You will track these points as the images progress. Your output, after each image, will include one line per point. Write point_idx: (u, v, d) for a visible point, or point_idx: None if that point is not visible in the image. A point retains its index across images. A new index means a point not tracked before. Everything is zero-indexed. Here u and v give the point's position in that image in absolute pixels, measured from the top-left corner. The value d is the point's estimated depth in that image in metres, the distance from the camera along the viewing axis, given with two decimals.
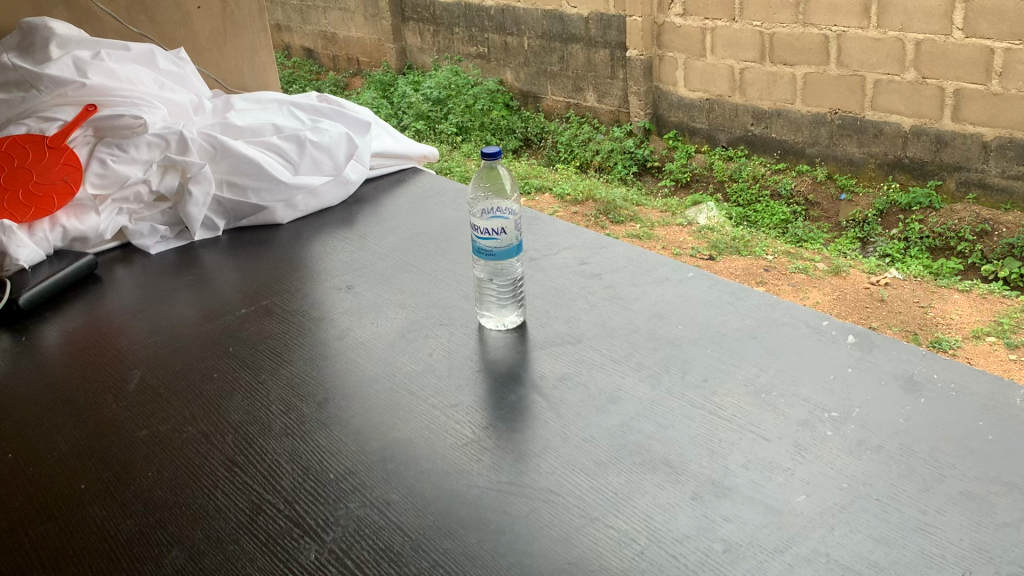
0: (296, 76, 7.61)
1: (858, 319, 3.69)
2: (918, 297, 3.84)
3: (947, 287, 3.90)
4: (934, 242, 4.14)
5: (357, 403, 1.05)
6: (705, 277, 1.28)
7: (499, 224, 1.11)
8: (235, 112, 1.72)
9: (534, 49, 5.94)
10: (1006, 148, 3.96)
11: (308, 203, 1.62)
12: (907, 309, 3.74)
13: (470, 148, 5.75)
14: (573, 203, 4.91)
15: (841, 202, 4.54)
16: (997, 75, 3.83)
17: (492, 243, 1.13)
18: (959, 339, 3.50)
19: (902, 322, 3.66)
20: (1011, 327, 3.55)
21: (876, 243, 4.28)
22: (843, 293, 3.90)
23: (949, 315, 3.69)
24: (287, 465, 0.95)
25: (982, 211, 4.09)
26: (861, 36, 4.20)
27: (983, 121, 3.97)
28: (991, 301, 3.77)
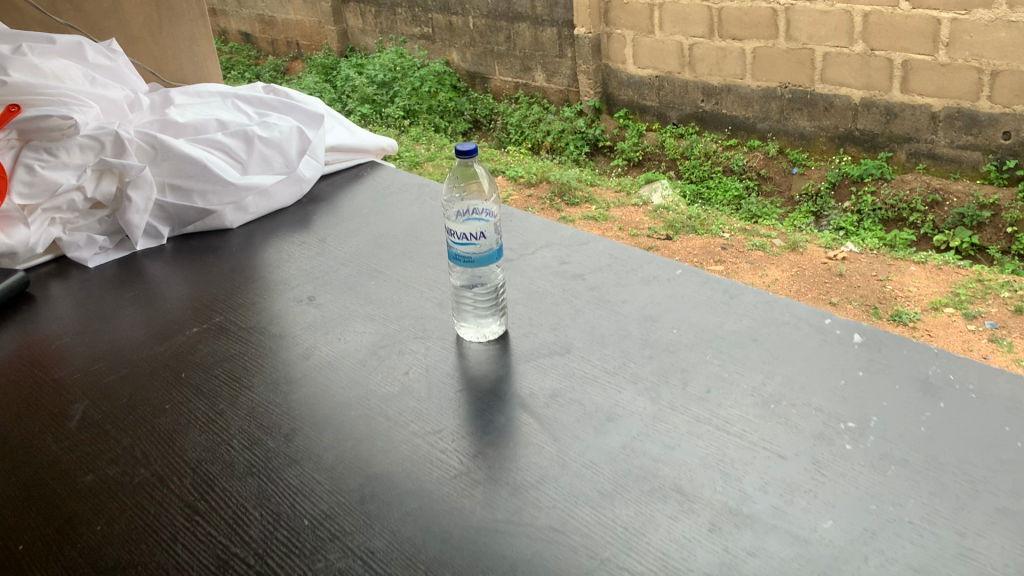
0: (234, 62, 7.37)
1: (818, 295, 3.66)
2: (876, 271, 3.82)
3: (903, 260, 3.90)
4: (886, 214, 4.14)
5: (329, 432, 0.95)
6: (694, 275, 1.20)
7: (475, 228, 1.01)
8: (174, 107, 1.60)
9: (479, 28, 5.81)
10: (954, 118, 3.97)
11: (260, 205, 1.50)
12: (865, 283, 3.72)
13: (418, 132, 5.61)
14: (526, 186, 4.80)
15: (793, 175, 4.51)
16: (944, 45, 3.82)
17: (471, 249, 1.03)
18: (918, 312, 3.49)
19: (862, 296, 3.63)
20: (968, 297, 3.56)
21: (830, 217, 4.27)
22: (801, 270, 3.86)
23: (907, 287, 3.68)
24: (254, 512, 0.85)
25: (932, 181, 4.10)
26: (809, 9, 4.15)
27: (931, 91, 3.97)
28: (948, 272, 3.78)
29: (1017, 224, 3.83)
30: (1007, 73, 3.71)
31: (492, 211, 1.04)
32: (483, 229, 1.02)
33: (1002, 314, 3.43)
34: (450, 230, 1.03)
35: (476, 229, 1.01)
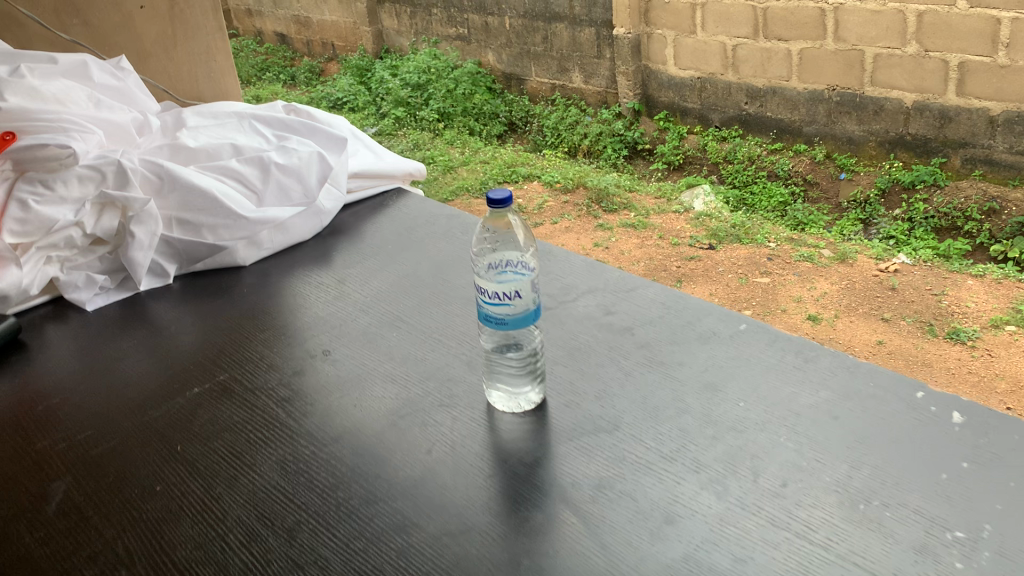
0: (270, 62, 7.30)
1: (868, 310, 3.46)
2: (930, 284, 3.61)
3: (959, 272, 3.67)
4: (939, 222, 3.92)
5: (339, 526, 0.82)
6: (760, 331, 1.05)
7: (507, 287, 0.88)
8: (186, 128, 1.48)
9: (515, 29, 5.66)
10: (1014, 122, 3.72)
11: (274, 239, 1.38)
12: (919, 298, 3.52)
13: (453, 135, 5.49)
14: (562, 192, 4.64)
15: (841, 181, 4.31)
16: (1004, 46, 3.59)
17: (503, 309, 0.89)
18: (977, 329, 3.28)
19: (916, 311, 3.43)
20: None
21: (879, 224, 4.04)
22: (851, 282, 3.67)
23: (965, 302, 3.47)
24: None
25: (989, 189, 3.87)
26: (860, 7, 3.94)
27: (988, 95, 3.74)
28: (1007, 286, 3.55)
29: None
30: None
31: (530, 266, 0.91)
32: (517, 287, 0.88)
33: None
34: (478, 287, 0.90)
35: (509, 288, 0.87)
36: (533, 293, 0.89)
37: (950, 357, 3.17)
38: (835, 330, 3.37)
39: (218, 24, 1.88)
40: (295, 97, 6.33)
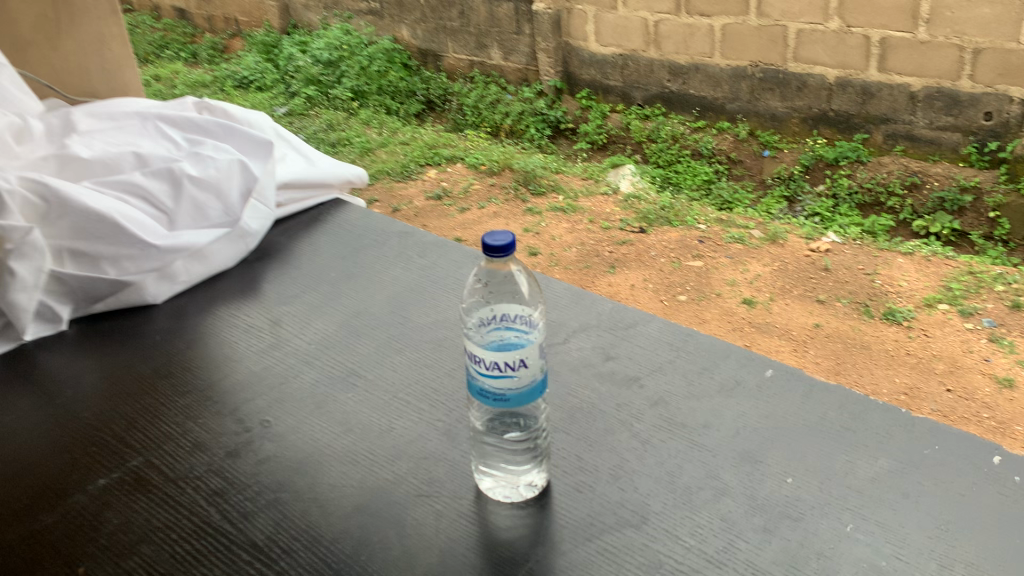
0: (168, 40, 6.81)
1: (802, 293, 3.24)
2: (862, 264, 3.44)
3: (890, 250, 3.53)
4: (863, 198, 3.80)
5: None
6: (791, 379, 0.89)
7: (507, 356, 0.69)
8: (78, 134, 1.24)
9: (430, 3, 5.37)
10: (934, 98, 3.60)
11: (191, 270, 1.15)
12: (853, 279, 3.33)
13: (368, 115, 5.20)
14: (488, 174, 4.31)
15: (765, 158, 4.13)
16: (924, 22, 3.45)
17: (503, 382, 0.70)
18: (912, 310, 3.11)
19: (851, 293, 3.24)
20: (962, 293, 3.20)
21: (804, 202, 3.92)
22: (784, 263, 3.46)
23: (897, 281, 3.30)
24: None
25: (910, 165, 3.74)
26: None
27: (909, 70, 3.60)
28: (937, 263, 3.43)
29: (1000, 208, 3.53)
30: (990, 51, 3.36)
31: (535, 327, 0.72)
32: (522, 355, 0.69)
33: (1000, 311, 3.09)
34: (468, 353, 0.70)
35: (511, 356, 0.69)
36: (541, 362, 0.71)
37: (887, 339, 2.98)
38: (771, 314, 3.15)
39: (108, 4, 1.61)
40: (196, 76, 5.92)
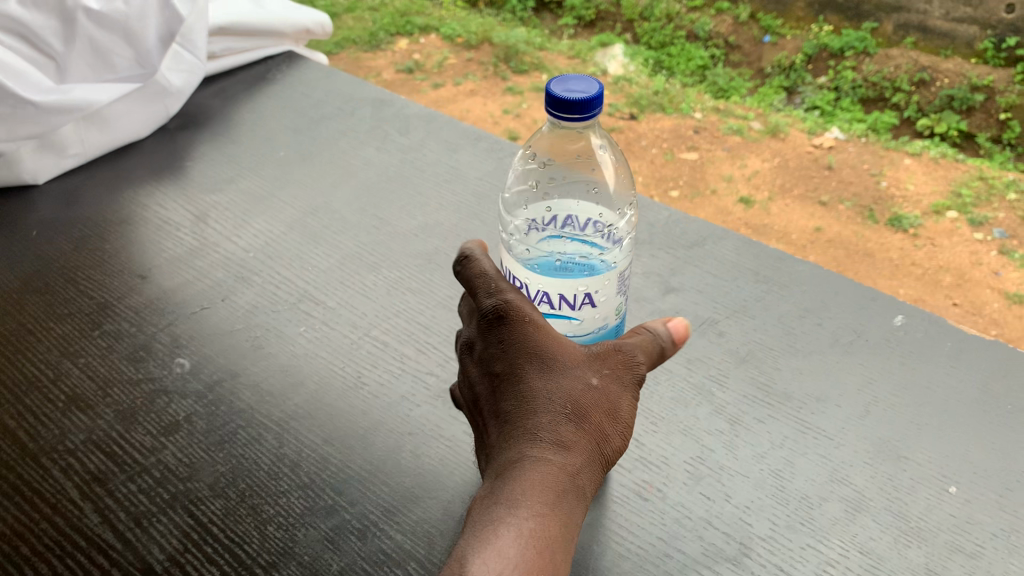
0: None
1: (802, 194, 2.54)
2: (868, 163, 2.67)
3: (896, 150, 2.74)
4: (867, 93, 2.99)
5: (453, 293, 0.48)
6: (929, 330, 0.63)
7: (563, 288, 0.44)
8: None
9: None
10: None
11: (87, 139, 0.86)
12: (857, 180, 2.59)
13: None
14: (465, 47, 3.85)
15: (764, 45, 3.34)
16: None
17: (557, 323, 0.47)
18: (919, 216, 2.42)
19: (854, 196, 2.53)
20: (974, 200, 2.50)
21: (804, 94, 3.10)
22: (783, 160, 2.70)
23: (904, 184, 2.57)
24: (553, 479, 0.40)
25: (920, 59, 3.00)
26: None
27: None
28: (946, 167, 2.66)
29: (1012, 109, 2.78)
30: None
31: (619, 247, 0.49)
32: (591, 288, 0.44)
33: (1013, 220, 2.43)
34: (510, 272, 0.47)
35: (569, 289, 0.44)
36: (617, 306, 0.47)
37: (890, 248, 2.33)
38: (770, 216, 2.49)
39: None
40: None
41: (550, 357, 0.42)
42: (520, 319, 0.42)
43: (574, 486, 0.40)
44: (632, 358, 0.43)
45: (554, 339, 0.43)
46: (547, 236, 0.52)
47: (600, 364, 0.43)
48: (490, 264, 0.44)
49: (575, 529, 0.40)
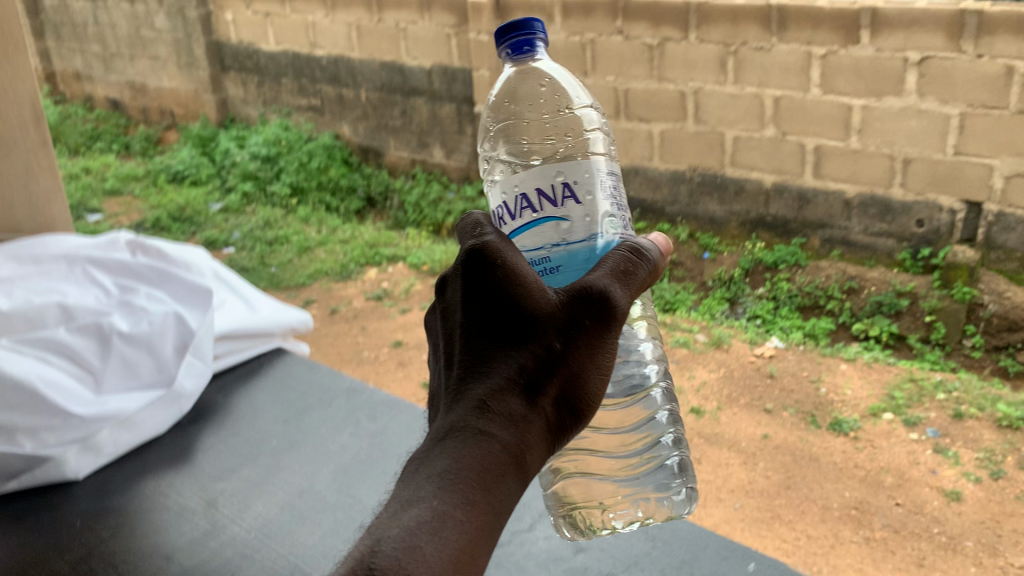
0: (98, 130, 6.91)
1: (751, 400, 3.03)
2: (806, 369, 3.28)
3: (833, 356, 3.42)
4: (803, 300, 3.72)
5: (512, 254, 0.99)
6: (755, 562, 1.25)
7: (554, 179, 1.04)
8: (13, 285, 1.53)
9: (372, 101, 5.65)
10: (868, 205, 3.90)
11: (118, 440, 1.46)
12: (800, 387, 3.16)
13: (306, 213, 5.13)
14: (431, 274, 4.21)
15: (704, 259, 3.96)
16: (856, 132, 3.84)
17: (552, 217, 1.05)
18: (858, 419, 2.98)
19: (797, 401, 3.07)
20: (907, 400, 3.09)
21: (745, 303, 3.66)
22: (728, 369, 3.18)
23: (842, 390, 3.18)
24: (537, 421, 0.96)
25: (848, 269, 3.90)
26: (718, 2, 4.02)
27: (844, 176, 3.93)
28: (880, 369, 3.32)
29: (935, 312, 3.55)
30: (919, 161, 3.71)
31: (619, 180, 1.11)
32: (570, 180, 1.04)
33: (944, 420, 2.88)
34: (505, 199, 1.08)
35: (548, 181, 1.04)
36: (617, 227, 1.07)
37: (835, 450, 2.86)
38: (719, 424, 2.85)
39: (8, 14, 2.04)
40: (129, 169, 6.01)
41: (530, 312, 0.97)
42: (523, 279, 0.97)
43: (524, 411, 0.95)
44: (610, 333, 0.98)
45: (533, 291, 0.97)
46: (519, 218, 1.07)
47: (586, 340, 0.96)
48: (506, 244, 0.99)
49: (516, 437, 0.94)
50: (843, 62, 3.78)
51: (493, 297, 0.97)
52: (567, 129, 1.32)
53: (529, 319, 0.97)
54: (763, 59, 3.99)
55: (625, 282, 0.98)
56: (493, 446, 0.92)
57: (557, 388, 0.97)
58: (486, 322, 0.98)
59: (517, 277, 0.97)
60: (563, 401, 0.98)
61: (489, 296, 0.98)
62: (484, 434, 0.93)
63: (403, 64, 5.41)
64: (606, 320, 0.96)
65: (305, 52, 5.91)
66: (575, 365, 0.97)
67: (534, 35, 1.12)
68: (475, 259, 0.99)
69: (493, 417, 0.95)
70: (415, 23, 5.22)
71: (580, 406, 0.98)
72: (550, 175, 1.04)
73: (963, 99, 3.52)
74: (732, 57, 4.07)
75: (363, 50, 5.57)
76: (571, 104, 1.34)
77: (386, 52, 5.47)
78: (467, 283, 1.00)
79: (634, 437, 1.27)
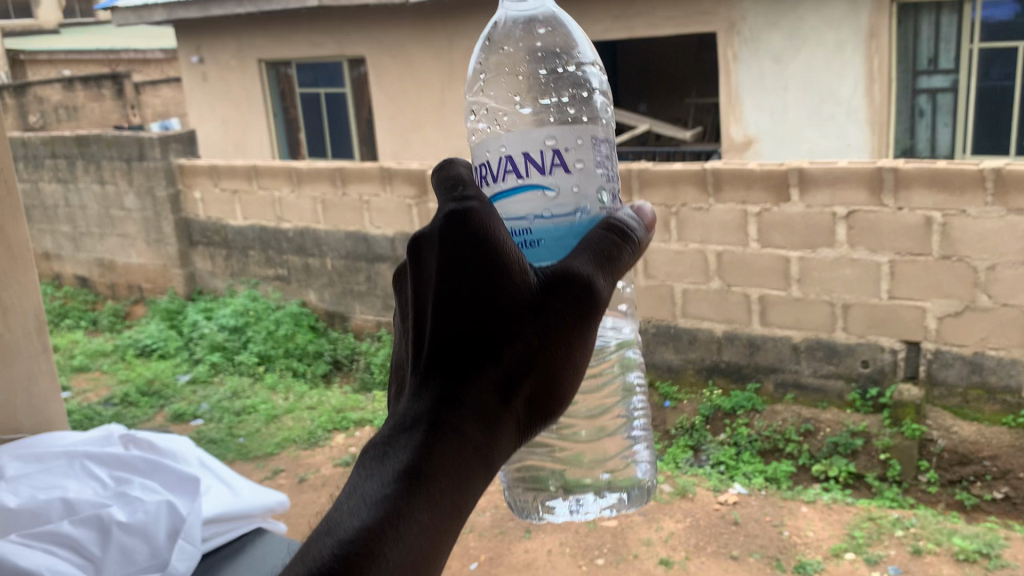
0: (68, 308, 7.29)
1: (716, 550, 3.26)
2: (769, 514, 3.50)
3: (794, 499, 3.63)
4: (763, 444, 4.01)
5: (501, 230, 0.97)
6: None
7: (543, 153, 1.07)
8: (15, 484, 1.68)
9: (337, 269, 5.75)
10: (815, 348, 4.04)
11: None
12: (762, 531, 3.37)
13: (274, 379, 5.32)
14: None
15: (666, 408, 4.38)
16: (796, 281, 4.02)
17: (538, 188, 1.08)
18: (820, 559, 3.16)
19: (761, 547, 3.26)
20: (866, 541, 3.27)
21: (708, 450, 4.06)
22: (695, 519, 3.48)
23: (804, 532, 3.37)
24: (507, 421, 0.96)
25: (802, 412, 4.07)
26: (658, 169, 4.25)
27: (789, 323, 4.09)
28: (839, 510, 3.53)
29: (889, 450, 3.77)
30: (857, 306, 3.90)
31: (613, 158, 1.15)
32: (561, 147, 1.07)
33: (903, 556, 3.15)
34: (488, 161, 1.11)
35: (535, 154, 1.07)
36: (604, 201, 1.11)
37: None
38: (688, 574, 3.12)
39: (18, 236, 2.19)
40: (100, 346, 6.22)
41: (518, 300, 0.95)
42: (513, 263, 0.95)
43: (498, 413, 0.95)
44: (590, 325, 0.98)
45: (521, 276, 0.95)
46: (500, 186, 1.10)
47: (567, 335, 0.97)
48: (496, 221, 0.97)
49: (488, 439, 0.94)
50: (776, 218, 4.00)
51: (478, 277, 0.94)
52: (570, 86, 1.44)
53: (512, 306, 0.95)
54: (704, 218, 4.19)
55: (608, 270, 1.00)
56: (469, 450, 0.92)
57: (532, 384, 0.97)
58: (465, 298, 0.94)
59: (506, 257, 0.95)
60: (536, 396, 0.98)
61: (470, 272, 0.94)
62: (460, 435, 0.92)
63: (366, 233, 5.52)
64: (589, 313, 0.97)
65: (272, 226, 6.03)
66: (553, 360, 0.97)
67: None
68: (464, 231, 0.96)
69: (466, 412, 0.93)
70: (377, 195, 5.38)
71: (548, 402, 0.99)
72: (540, 144, 1.07)
73: (891, 248, 3.76)
74: (673, 218, 4.26)
75: (328, 222, 5.70)
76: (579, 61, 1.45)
77: (348, 222, 5.59)
78: (449, 257, 0.96)
79: (600, 413, 1.44)
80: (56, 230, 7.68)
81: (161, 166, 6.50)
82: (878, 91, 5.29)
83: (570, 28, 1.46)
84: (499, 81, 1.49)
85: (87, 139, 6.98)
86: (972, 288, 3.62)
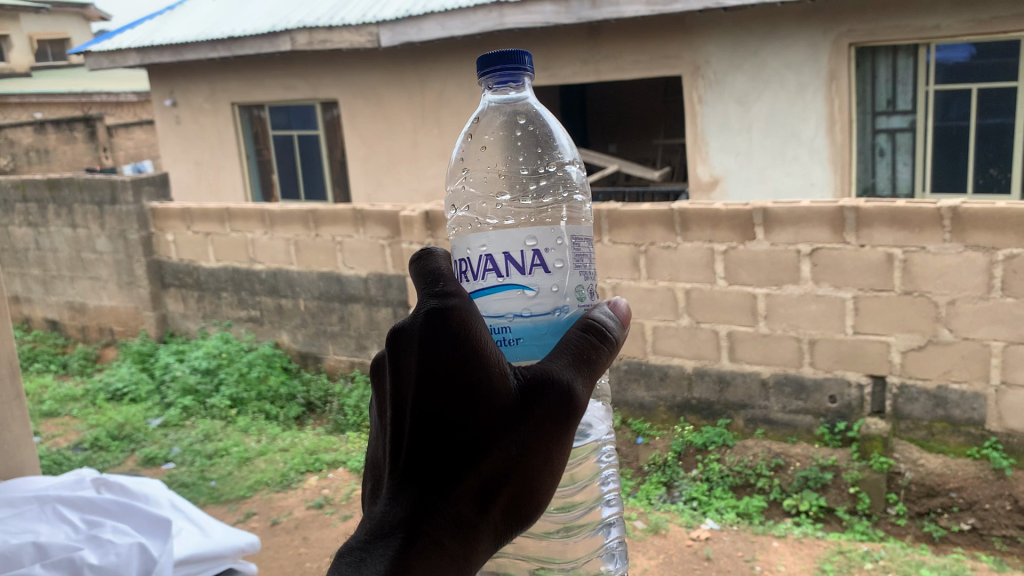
0: (38, 352, 7.24)
1: None
2: (741, 550, 3.54)
3: (765, 534, 3.68)
4: (734, 479, 4.04)
5: (484, 339, 1.00)
6: None
7: (524, 254, 1.14)
8: None
9: (311, 310, 5.78)
10: (782, 383, 4.11)
11: None
12: (734, 567, 3.42)
13: (246, 421, 5.30)
14: None
15: (639, 444, 4.41)
16: (762, 317, 4.10)
17: (518, 288, 1.14)
18: None
19: None
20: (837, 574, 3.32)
21: (681, 486, 4.08)
22: (668, 556, 3.51)
23: (775, 566, 3.42)
24: (487, 524, 0.99)
25: (772, 446, 4.12)
26: (626, 209, 4.32)
27: (757, 358, 4.16)
28: (810, 544, 3.57)
29: (858, 483, 3.80)
30: (824, 341, 3.98)
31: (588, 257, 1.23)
32: (541, 248, 1.14)
33: None
34: (467, 257, 1.17)
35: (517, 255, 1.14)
36: (582, 299, 1.18)
37: None
38: None
39: None
40: (70, 390, 6.17)
41: (498, 407, 0.98)
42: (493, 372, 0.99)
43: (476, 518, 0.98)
44: (567, 431, 1.01)
45: (500, 385, 0.99)
46: (480, 284, 1.16)
47: (545, 441, 1.00)
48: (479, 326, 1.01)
49: (466, 542, 0.97)
50: (742, 256, 4.09)
51: (458, 385, 0.98)
52: (560, 185, 1.54)
53: (492, 413, 0.98)
54: (672, 256, 4.27)
55: (585, 374, 1.03)
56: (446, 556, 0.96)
57: (510, 491, 1.00)
58: (446, 407, 0.98)
59: (485, 365, 0.98)
60: (513, 503, 1.01)
61: (452, 381, 0.98)
62: (438, 542, 0.96)
63: (339, 273, 5.55)
64: (566, 420, 1.00)
65: (245, 267, 6.05)
66: (531, 467, 1.00)
67: (524, 69, 1.23)
68: (446, 338, 0.99)
69: (443, 519, 0.97)
70: (350, 236, 5.42)
71: (526, 507, 1.02)
72: (521, 246, 1.14)
73: (854, 284, 3.86)
74: (643, 256, 4.34)
75: (302, 263, 5.72)
76: (562, 160, 1.53)
77: (321, 263, 5.62)
78: (430, 364, 1.00)
79: (572, 512, 1.44)
80: (26, 273, 7.65)
81: (134, 210, 6.51)
82: (839, 131, 5.43)
83: (553, 127, 1.50)
84: (480, 163, 1.56)
85: (58, 182, 6.98)
86: (934, 322, 3.72)
